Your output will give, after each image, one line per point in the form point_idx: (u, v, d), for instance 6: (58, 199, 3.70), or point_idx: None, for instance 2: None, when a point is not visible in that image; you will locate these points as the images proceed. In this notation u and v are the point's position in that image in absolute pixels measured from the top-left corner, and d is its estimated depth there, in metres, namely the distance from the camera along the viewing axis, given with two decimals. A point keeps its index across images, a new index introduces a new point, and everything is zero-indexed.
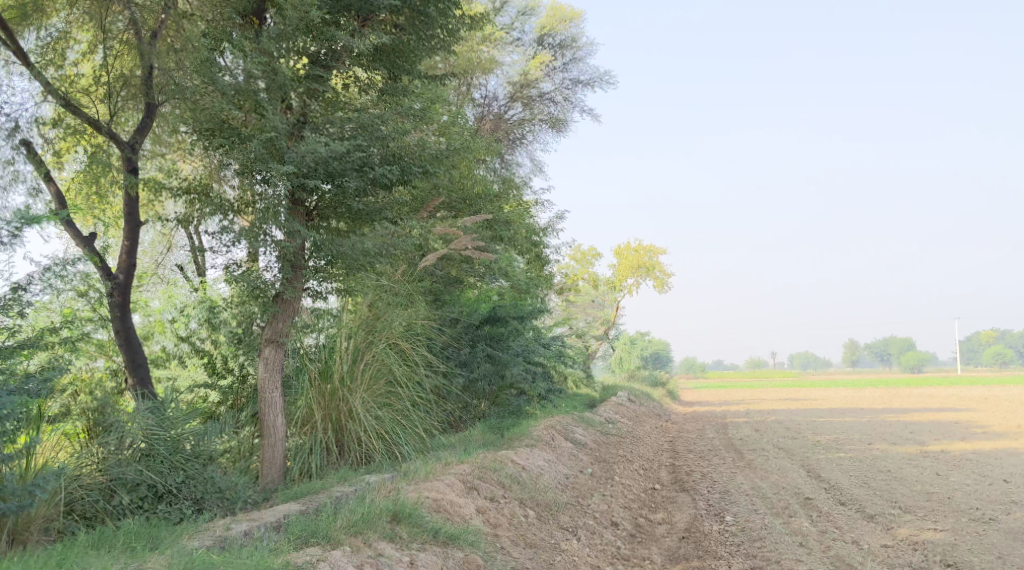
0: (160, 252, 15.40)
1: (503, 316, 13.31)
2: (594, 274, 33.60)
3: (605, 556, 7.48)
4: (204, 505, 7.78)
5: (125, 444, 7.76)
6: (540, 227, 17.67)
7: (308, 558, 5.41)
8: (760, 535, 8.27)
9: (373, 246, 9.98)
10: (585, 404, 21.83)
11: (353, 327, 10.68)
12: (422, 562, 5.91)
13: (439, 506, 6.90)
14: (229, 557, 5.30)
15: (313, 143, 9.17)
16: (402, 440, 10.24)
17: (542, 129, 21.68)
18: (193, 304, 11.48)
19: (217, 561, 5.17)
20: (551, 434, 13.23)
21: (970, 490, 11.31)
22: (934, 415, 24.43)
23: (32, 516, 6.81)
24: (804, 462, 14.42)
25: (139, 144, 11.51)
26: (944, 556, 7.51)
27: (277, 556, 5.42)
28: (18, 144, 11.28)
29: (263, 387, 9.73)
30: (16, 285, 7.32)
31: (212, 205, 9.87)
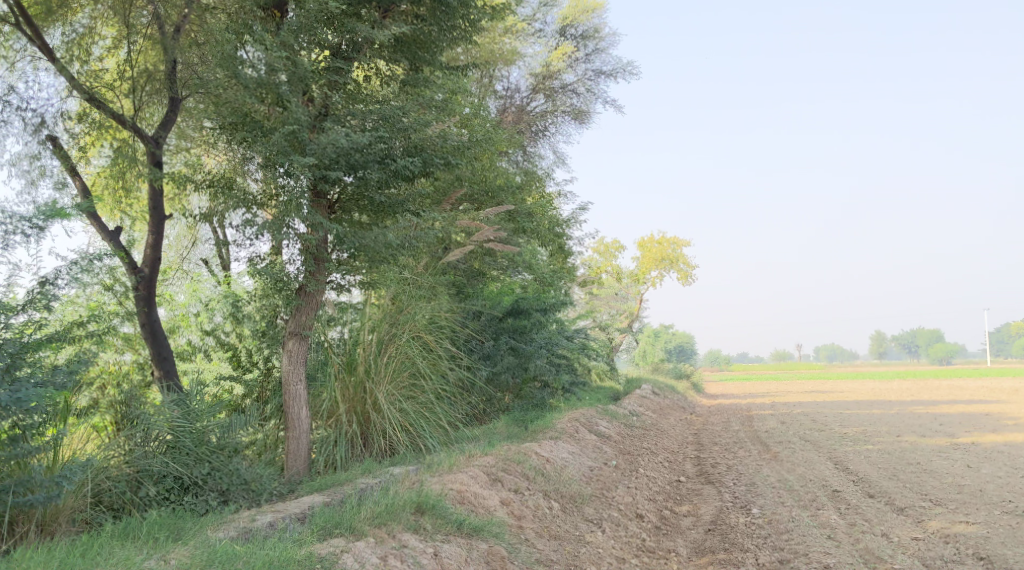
0: (185, 246, 15.53)
1: (527, 308, 13.29)
2: (618, 266, 33.53)
3: (630, 548, 7.41)
4: (229, 497, 7.83)
5: (151, 437, 7.80)
6: (563, 219, 17.59)
7: (331, 549, 5.39)
8: (787, 528, 8.16)
9: (395, 238, 9.94)
10: (609, 396, 21.80)
11: (376, 320, 10.80)
12: (446, 553, 5.88)
13: (463, 498, 6.87)
14: (253, 547, 5.29)
15: (334, 134, 9.12)
16: (426, 432, 10.23)
17: (564, 121, 21.59)
18: (217, 298, 11.62)
19: (241, 550, 5.16)
20: (575, 427, 13.17)
21: (1002, 483, 11.11)
22: (964, 407, 24.08)
23: (60, 506, 6.88)
24: (831, 454, 14.27)
25: (163, 138, 11.42)
26: (977, 549, 7.36)
27: (300, 547, 5.40)
28: (43, 139, 11.38)
29: (288, 379, 9.76)
30: (44, 279, 7.33)
31: (235, 199, 9.89)
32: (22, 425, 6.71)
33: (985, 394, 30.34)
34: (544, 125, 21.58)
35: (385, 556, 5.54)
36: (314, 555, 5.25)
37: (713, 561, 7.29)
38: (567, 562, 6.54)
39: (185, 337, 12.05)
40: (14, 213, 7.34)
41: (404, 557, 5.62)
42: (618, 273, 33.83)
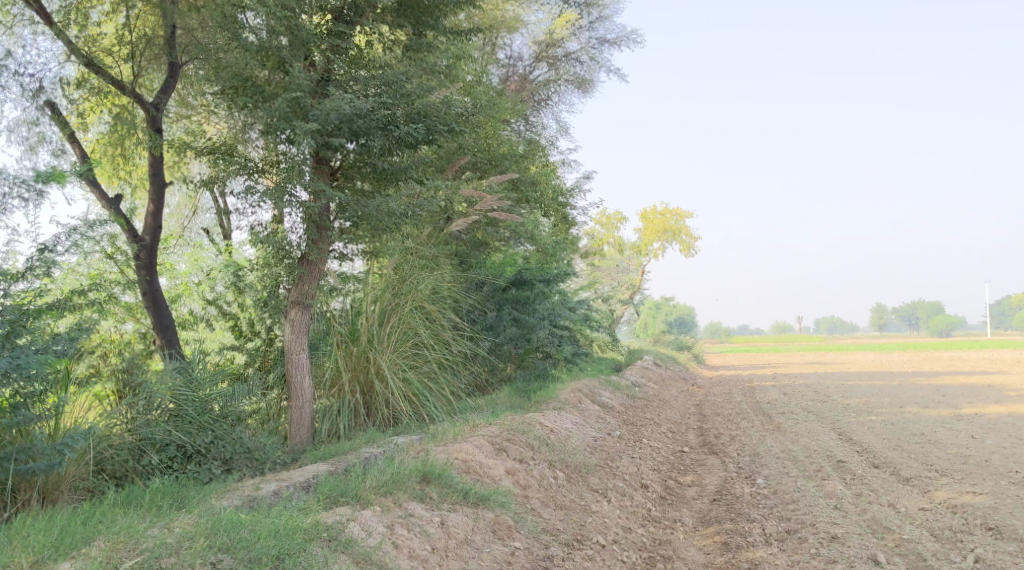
0: (185, 215, 15.41)
1: (529, 279, 13.21)
2: (620, 238, 33.40)
3: (636, 518, 7.36)
4: (233, 465, 7.77)
5: (153, 405, 7.76)
6: (566, 189, 17.42)
7: (338, 518, 5.32)
8: (793, 498, 8.12)
9: (398, 207, 9.80)
10: (611, 367, 21.79)
11: (379, 290, 10.71)
12: (453, 522, 5.83)
13: (469, 467, 6.81)
14: (258, 515, 5.22)
15: (337, 100, 8.92)
16: (430, 402, 10.19)
17: (567, 90, 21.34)
18: (219, 267, 11.54)
19: (246, 518, 5.07)
20: (578, 397, 13.13)
21: (1008, 454, 11.08)
22: (966, 379, 24.08)
23: (63, 475, 6.83)
24: (835, 425, 14.25)
25: (165, 103, 11.25)
26: (986, 519, 7.31)
27: (307, 515, 5.33)
28: (42, 105, 11.18)
29: (290, 348, 9.68)
30: (43, 246, 7.22)
31: (236, 165, 9.74)
32: (23, 392, 6.64)
33: (987, 366, 30.34)
34: (547, 95, 21.34)
35: (392, 525, 5.48)
36: (320, 523, 5.18)
37: (719, 531, 7.25)
38: (574, 532, 6.50)
39: (186, 307, 11.99)
40: (11, 177, 7.22)
41: (411, 526, 5.57)
42: (620, 244, 33.69)
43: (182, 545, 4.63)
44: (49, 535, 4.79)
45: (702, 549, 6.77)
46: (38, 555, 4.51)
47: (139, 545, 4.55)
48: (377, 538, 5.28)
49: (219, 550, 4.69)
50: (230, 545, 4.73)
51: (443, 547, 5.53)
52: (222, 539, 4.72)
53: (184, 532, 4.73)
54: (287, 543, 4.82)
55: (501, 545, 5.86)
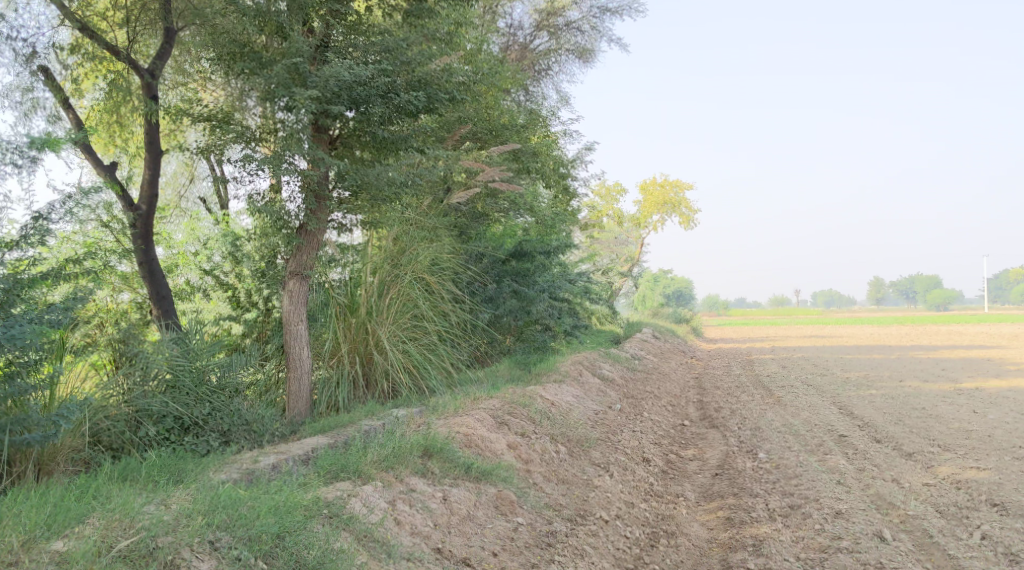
0: (183, 183, 15.25)
1: (529, 251, 13.06)
2: (619, 210, 33.18)
3: (639, 493, 7.28)
4: (230, 437, 7.69)
5: (150, 375, 7.65)
6: (567, 160, 17.20)
7: (339, 494, 5.23)
8: (796, 473, 8.04)
9: (398, 176, 9.64)
10: (610, 340, 21.74)
11: (378, 261, 10.58)
12: (455, 497, 5.75)
13: (470, 441, 6.72)
14: (257, 490, 5.12)
15: (336, 67, 8.78)
16: (429, 374, 10.09)
17: (568, 60, 21.05)
18: (217, 237, 11.39)
19: (245, 494, 4.97)
20: (578, 370, 13.05)
21: (1011, 428, 11.02)
22: (964, 352, 24.07)
23: (58, 446, 6.72)
24: (835, 399, 14.20)
25: (160, 70, 10.96)
26: (991, 495, 7.24)
27: (307, 491, 5.24)
28: (35, 71, 10.91)
29: (289, 319, 9.55)
30: (38, 213, 7.07)
31: (233, 133, 9.56)
32: (18, 362, 6.52)
33: (983, 340, 30.38)
34: (547, 64, 21.06)
35: (393, 501, 5.40)
36: (321, 499, 5.09)
37: (722, 506, 7.18)
38: (576, 507, 6.43)
39: (184, 277, 11.86)
40: (4, 144, 7.05)
41: (413, 502, 5.49)
42: (619, 216, 33.47)
43: (179, 523, 4.52)
44: (42, 511, 4.67)
45: (705, 525, 6.71)
46: (30, 534, 4.37)
47: (135, 525, 4.42)
48: (378, 515, 5.19)
49: (217, 528, 4.58)
50: (229, 523, 4.62)
51: (445, 523, 5.45)
52: (220, 517, 4.61)
53: (181, 509, 4.61)
54: (287, 520, 4.72)
55: (504, 521, 5.79)
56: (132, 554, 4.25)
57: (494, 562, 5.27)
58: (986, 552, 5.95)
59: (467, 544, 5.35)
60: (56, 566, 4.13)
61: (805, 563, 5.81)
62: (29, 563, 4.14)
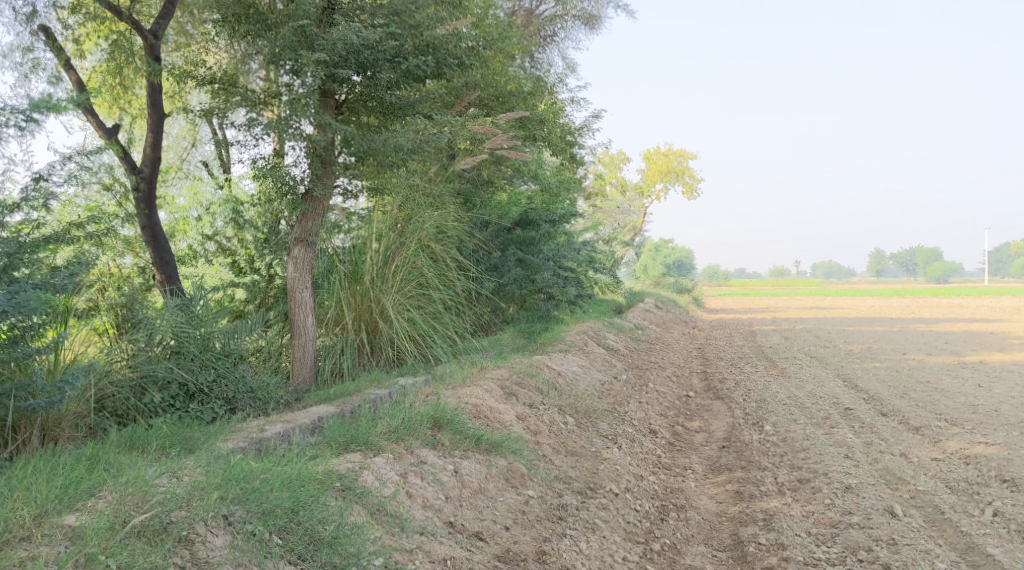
0: (184, 146, 15.11)
1: (535, 220, 12.92)
2: (622, 178, 32.98)
3: (647, 465, 7.24)
4: (236, 405, 7.66)
5: (155, 341, 7.60)
6: (573, 127, 16.99)
7: (350, 466, 5.17)
8: (804, 446, 7.99)
9: (406, 142, 9.52)
10: (613, 309, 21.68)
11: (383, 229, 10.48)
12: (466, 470, 5.70)
13: (478, 413, 6.66)
14: (269, 462, 5.05)
15: (344, 30, 8.59)
16: (435, 343, 10.02)
17: (574, 26, 20.70)
18: (219, 202, 11.27)
19: (256, 466, 4.91)
20: (583, 340, 12.99)
21: (1016, 403, 10.99)
22: (968, 325, 24.01)
23: (63, 412, 6.63)
24: (839, 371, 14.16)
25: (163, 31, 10.75)
26: (1000, 471, 7.20)
27: (318, 463, 5.17)
28: (36, 30, 10.69)
29: (292, 286, 9.46)
30: (38, 174, 6.93)
31: (238, 96, 9.39)
32: (21, 327, 6.40)
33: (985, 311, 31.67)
34: (553, 31, 20.71)
35: (405, 474, 5.34)
36: (334, 472, 5.05)
37: (731, 479, 7.14)
38: (586, 480, 6.39)
39: (186, 242, 11.75)
40: (5, 105, 6.91)
41: (424, 474, 5.44)
42: (622, 185, 33.28)
43: (193, 497, 4.45)
44: (52, 483, 4.59)
45: (714, 498, 6.68)
46: (41, 508, 4.30)
47: (148, 499, 4.35)
48: (390, 488, 5.14)
49: (231, 501, 4.51)
50: (242, 496, 4.57)
51: (456, 496, 5.41)
52: (233, 491, 4.55)
53: (194, 483, 4.54)
54: (300, 495, 4.67)
55: (515, 494, 5.75)
56: (147, 530, 4.18)
57: (506, 536, 5.24)
58: (999, 529, 5.91)
59: (479, 518, 5.32)
60: (69, 541, 4.07)
61: (817, 538, 5.78)
62: (42, 538, 4.08)
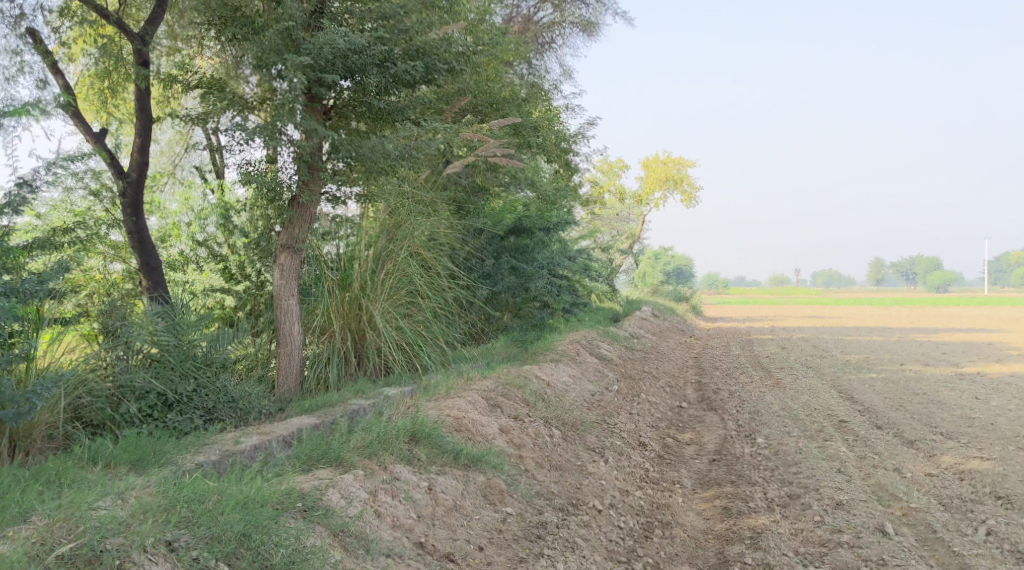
0: (177, 152, 15.02)
1: (529, 227, 12.80)
2: (620, 186, 32.81)
3: (634, 480, 7.09)
4: (216, 415, 7.50)
5: (134, 349, 7.42)
6: (568, 134, 16.90)
7: (315, 485, 5.02)
8: (796, 460, 7.84)
9: (394, 148, 9.34)
10: (609, 318, 21.53)
11: (372, 236, 10.34)
12: (441, 487, 5.54)
13: (460, 425, 6.50)
14: (228, 482, 4.91)
15: (331, 34, 8.44)
16: (423, 352, 9.87)
17: (572, 33, 20.61)
18: (210, 206, 11.06)
19: (213, 487, 4.80)
20: (576, 349, 12.82)
21: (1013, 416, 10.84)
22: (967, 335, 23.86)
23: (34, 423, 6.46)
24: (835, 382, 13.99)
25: (151, 35, 10.64)
26: (996, 487, 7.04)
27: (281, 481, 5.03)
28: (23, 34, 10.57)
29: (279, 294, 9.31)
30: (22, 181, 6.85)
31: (225, 101, 9.26)
32: None
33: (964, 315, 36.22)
34: (551, 37, 20.57)
35: (375, 492, 5.18)
36: (295, 491, 4.90)
37: (719, 494, 6.98)
38: (569, 496, 6.23)
39: (177, 247, 11.43)
40: None
41: (396, 492, 5.28)
42: (620, 193, 33.11)
43: (136, 521, 4.29)
44: None
45: (702, 514, 6.53)
46: None
47: (82, 525, 4.18)
48: (357, 507, 4.99)
49: (178, 525, 4.36)
50: (191, 520, 4.42)
51: (429, 514, 5.26)
52: (181, 515, 4.41)
53: (139, 506, 4.39)
54: (254, 518, 4.53)
55: (492, 511, 5.60)
56: (76, 559, 4.01)
57: (480, 557, 5.08)
58: (992, 550, 5.76)
59: (452, 538, 5.16)
60: None
61: (804, 558, 5.62)
62: None
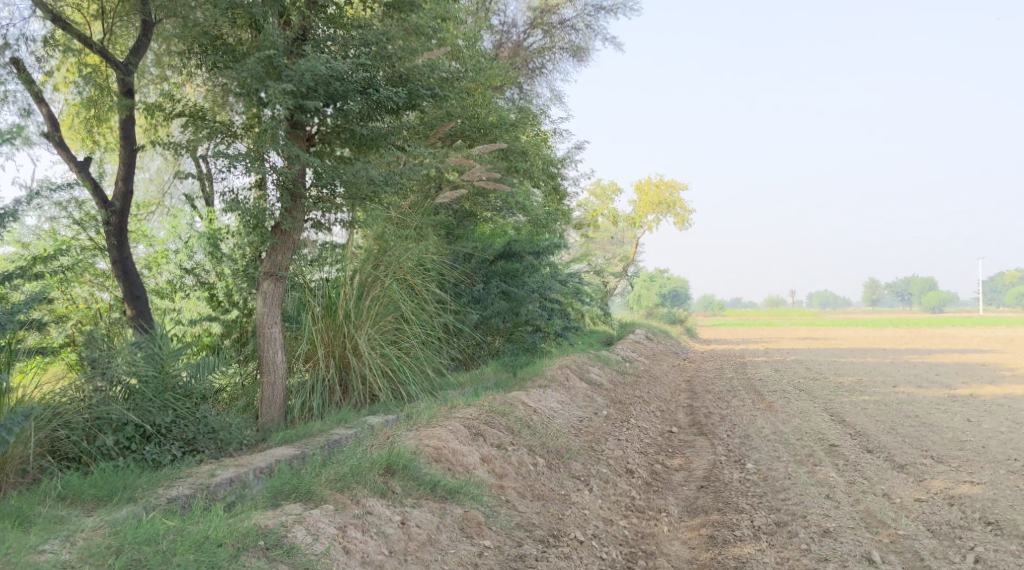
0: (166, 180, 14.98)
1: (519, 251, 12.73)
2: (613, 209, 32.81)
3: (619, 509, 6.99)
4: (195, 446, 7.39)
5: (111, 380, 7.25)
6: (558, 159, 16.89)
7: (281, 522, 4.95)
8: (784, 486, 7.73)
9: (378, 174, 9.30)
10: (602, 341, 21.46)
11: (357, 262, 10.23)
12: (415, 520, 5.45)
13: (439, 456, 6.42)
14: (187, 521, 4.96)
15: (313, 60, 8.38)
16: (409, 379, 9.75)
17: (562, 58, 20.67)
18: (197, 235, 10.92)
19: (170, 526, 4.86)
20: (566, 373, 12.71)
21: (1005, 439, 10.74)
22: (962, 356, 23.73)
23: (5, 458, 6.40)
24: (827, 405, 13.90)
25: (135, 63, 10.65)
26: (985, 513, 6.94)
27: (245, 519, 4.98)
28: (7, 64, 10.54)
29: (262, 322, 9.24)
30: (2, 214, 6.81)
31: (207, 128, 9.23)
32: None
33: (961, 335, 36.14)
34: (541, 62, 20.62)
35: (345, 527, 5.10)
36: (258, 528, 4.87)
37: (705, 523, 6.87)
38: (550, 527, 6.12)
39: (164, 275, 11.23)
40: None
41: (367, 527, 5.19)
42: (614, 217, 33.13)
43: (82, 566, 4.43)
44: None
45: (687, 544, 6.43)
46: None
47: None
48: (324, 544, 4.91)
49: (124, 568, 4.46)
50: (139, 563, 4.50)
51: (401, 550, 5.17)
52: (130, 557, 4.50)
53: (88, 550, 4.54)
54: (209, 560, 4.53)
55: (469, 544, 5.50)
56: None
57: None
58: None
59: None
60: None
61: None
62: None
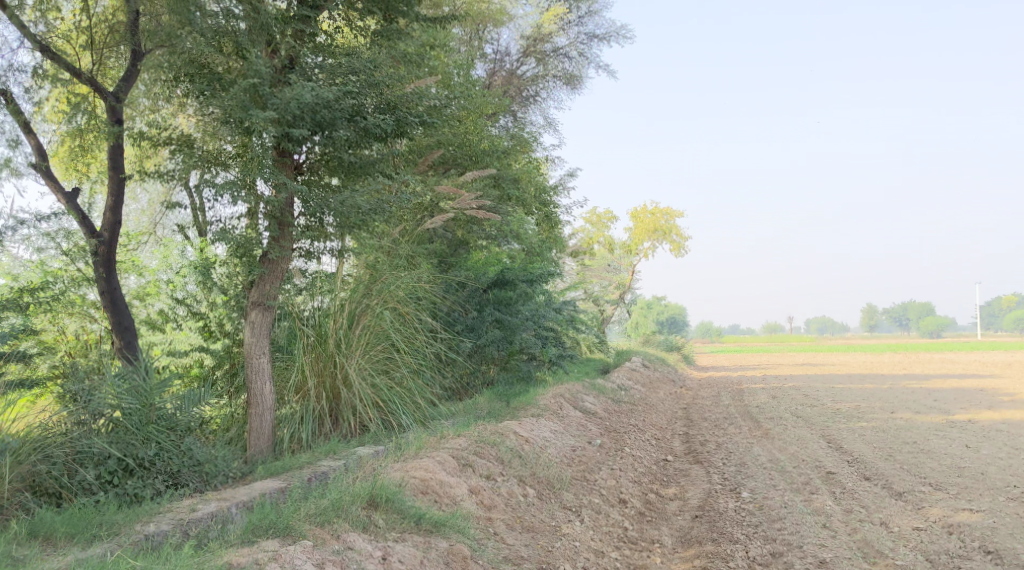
0: (158, 211, 14.92)
1: (512, 279, 12.59)
2: (610, 237, 32.77)
3: (611, 540, 6.86)
4: (179, 480, 7.26)
5: (94, 413, 7.14)
6: (551, 186, 16.86)
7: (256, 559, 4.84)
8: (780, 515, 7.59)
9: (365, 201, 9.22)
10: (597, 369, 21.29)
11: (349, 290, 10.11)
12: (397, 556, 5.32)
13: (426, 488, 6.32)
14: (157, 561, 4.84)
15: (297, 88, 8.33)
16: (399, 410, 9.61)
17: (556, 86, 20.69)
18: (189, 264, 10.70)
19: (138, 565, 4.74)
20: (560, 402, 12.57)
21: (1005, 465, 10.60)
22: (960, 382, 23.55)
23: None
24: (824, 432, 13.74)
25: (125, 91, 10.73)
26: (985, 542, 6.81)
27: (218, 557, 4.87)
28: None
29: (250, 352, 9.13)
30: None
31: (193, 157, 9.19)
32: None
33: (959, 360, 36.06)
34: (535, 90, 20.65)
35: (322, 564, 4.97)
36: (229, 566, 4.75)
37: (699, 553, 6.74)
38: (538, 560, 5.99)
39: (156, 306, 11.02)
40: None
41: (345, 563, 5.06)
42: (610, 244, 33.13)
43: None
44: None
45: None
46: None
47: None
48: None
49: None
50: None
51: None
52: None
53: None
54: None
55: None
56: None
57: None
58: None
59: None
60: None
61: None
62: None
